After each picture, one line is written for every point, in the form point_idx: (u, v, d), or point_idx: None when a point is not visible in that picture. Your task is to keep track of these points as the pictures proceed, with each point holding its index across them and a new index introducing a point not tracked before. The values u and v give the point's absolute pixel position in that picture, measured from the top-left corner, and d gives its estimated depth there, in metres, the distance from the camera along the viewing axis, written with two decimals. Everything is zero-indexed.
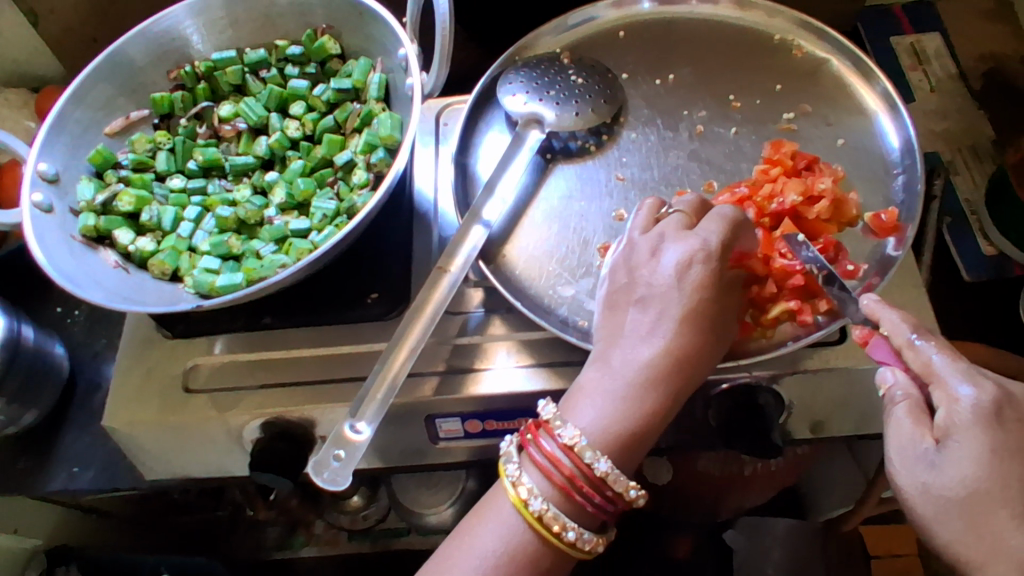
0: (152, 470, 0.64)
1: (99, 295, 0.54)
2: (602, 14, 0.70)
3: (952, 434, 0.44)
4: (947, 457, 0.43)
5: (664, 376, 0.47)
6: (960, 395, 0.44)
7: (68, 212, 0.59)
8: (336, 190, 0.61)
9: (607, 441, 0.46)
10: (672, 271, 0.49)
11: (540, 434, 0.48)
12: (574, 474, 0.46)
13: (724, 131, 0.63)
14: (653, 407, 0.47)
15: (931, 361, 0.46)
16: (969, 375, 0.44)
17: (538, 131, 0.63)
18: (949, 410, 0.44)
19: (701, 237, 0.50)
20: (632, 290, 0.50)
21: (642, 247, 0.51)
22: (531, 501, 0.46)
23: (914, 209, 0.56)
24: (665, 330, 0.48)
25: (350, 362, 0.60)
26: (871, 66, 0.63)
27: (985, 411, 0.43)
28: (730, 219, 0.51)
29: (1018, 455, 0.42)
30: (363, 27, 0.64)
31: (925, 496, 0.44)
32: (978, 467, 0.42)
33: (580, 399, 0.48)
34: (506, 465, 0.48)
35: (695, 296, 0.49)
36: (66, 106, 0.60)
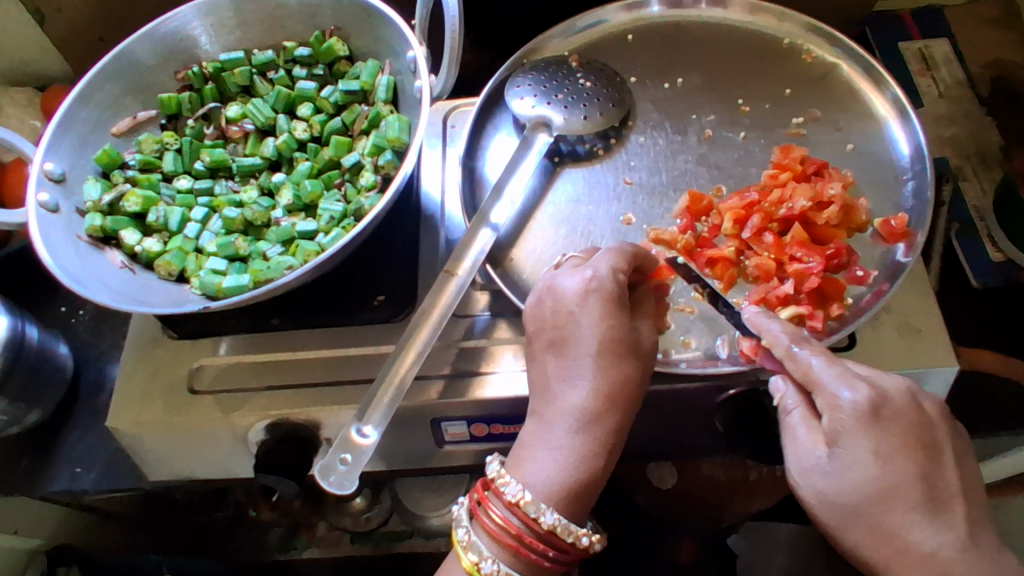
0: (155, 470, 0.64)
1: (105, 295, 0.53)
2: (612, 17, 0.70)
3: (840, 441, 0.46)
4: (837, 464, 0.47)
5: (598, 416, 0.49)
6: (842, 400, 0.46)
7: (74, 212, 0.59)
8: (343, 192, 0.61)
9: (551, 492, 0.48)
10: (576, 304, 0.51)
11: (485, 498, 0.49)
12: (522, 532, 0.48)
13: (733, 135, 0.63)
14: (595, 450, 0.49)
15: (811, 368, 0.48)
16: (846, 378, 0.47)
17: (546, 135, 0.63)
18: (834, 416, 0.46)
19: (590, 268, 0.52)
20: (544, 334, 0.52)
21: (539, 290, 0.53)
22: (483, 566, 0.48)
23: (924, 216, 0.56)
24: (586, 369, 0.50)
25: (357, 364, 0.60)
26: (882, 72, 0.63)
27: (864, 414, 0.46)
28: (618, 250, 0.53)
29: (898, 452, 0.45)
30: (371, 28, 0.64)
31: (825, 504, 0.48)
32: (871, 473, 0.45)
33: (525, 455, 0.49)
34: (458, 531, 0.50)
35: (603, 327, 0.50)
36: (73, 105, 0.60)
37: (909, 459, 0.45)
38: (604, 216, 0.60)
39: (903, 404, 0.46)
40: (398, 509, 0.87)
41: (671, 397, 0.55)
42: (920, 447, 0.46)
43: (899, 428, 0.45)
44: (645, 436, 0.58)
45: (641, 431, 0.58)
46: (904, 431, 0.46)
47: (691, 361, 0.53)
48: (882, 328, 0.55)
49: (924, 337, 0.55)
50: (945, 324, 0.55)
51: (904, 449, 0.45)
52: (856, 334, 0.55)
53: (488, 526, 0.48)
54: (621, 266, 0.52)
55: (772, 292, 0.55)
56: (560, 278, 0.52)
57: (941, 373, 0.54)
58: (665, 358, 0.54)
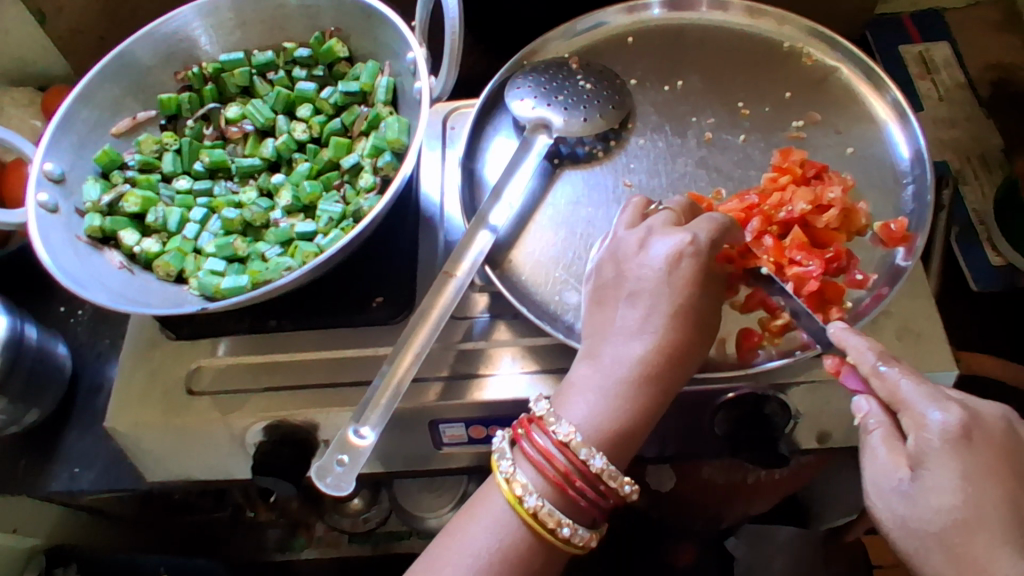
0: (153, 471, 0.64)
1: (103, 296, 0.53)
2: (613, 20, 0.70)
3: (924, 464, 0.44)
4: (920, 487, 0.44)
5: (656, 374, 0.48)
6: (930, 420, 0.44)
7: (73, 212, 0.59)
8: (342, 193, 0.61)
9: (598, 436, 0.48)
10: (661, 264, 0.51)
11: (531, 431, 0.48)
12: (569, 469, 0.47)
13: (733, 138, 0.63)
14: (644, 407, 0.48)
15: (898, 387, 0.45)
16: (937, 399, 0.44)
17: (546, 136, 0.63)
18: (921, 437, 0.44)
19: (690, 232, 0.52)
20: (622, 287, 0.52)
21: (628, 242, 0.53)
22: (526, 497, 0.46)
23: (923, 219, 0.56)
24: (654, 328, 0.50)
25: (356, 366, 0.60)
26: (882, 76, 0.63)
27: (954, 436, 0.43)
28: (719, 221, 0.53)
29: (988, 477, 0.43)
30: (371, 30, 0.63)
31: (904, 530, 0.45)
32: (956, 500, 0.43)
33: (571, 395, 0.49)
34: (500, 463, 0.48)
35: (686, 291, 0.50)
36: (73, 105, 0.60)
37: (997, 486, 0.42)
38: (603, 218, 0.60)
39: (998, 430, 0.44)
40: (396, 511, 0.86)
41: (670, 400, 0.55)
42: (1012, 477, 0.43)
43: (991, 452, 0.43)
44: (647, 439, 0.58)
45: None
46: (996, 457, 0.43)
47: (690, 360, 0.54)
48: (882, 332, 0.55)
49: (924, 341, 0.55)
50: (945, 328, 0.55)
51: (993, 475, 0.43)
52: None
53: (533, 455, 0.48)
54: (718, 238, 0.52)
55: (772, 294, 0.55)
56: (654, 237, 0.53)
57: (941, 377, 0.53)
58: None
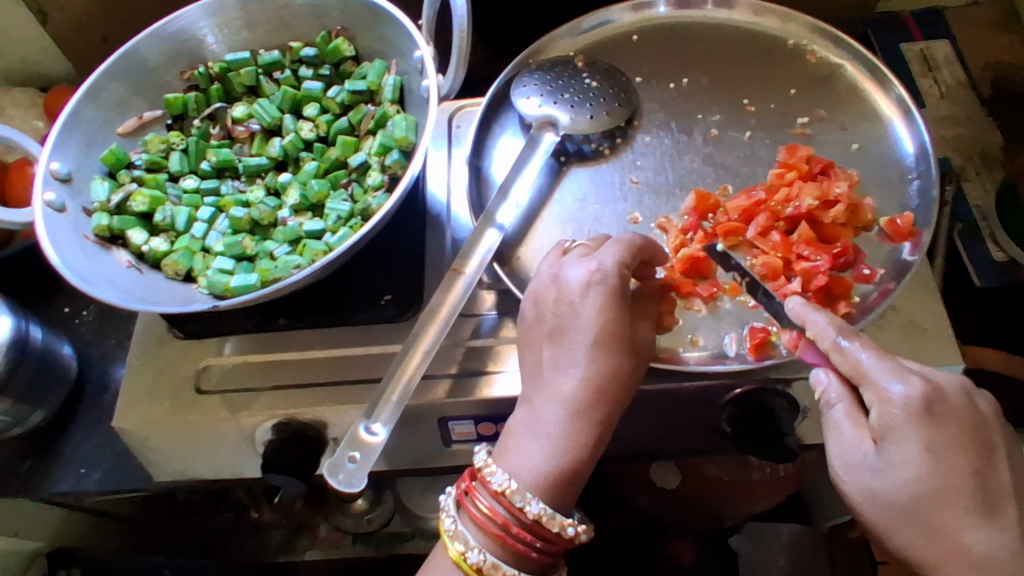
0: (161, 470, 0.64)
1: (112, 295, 0.53)
2: (619, 18, 0.70)
3: (889, 436, 0.46)
4: (887, 460, 0.46)
5: (586, 407, 0.49)
6: (893, 394, 0.46)
7: (81, 211, 0.59)
8: (350, 192, 0.61)
9: (537, 482, 0.48)
10: (575, 294, 0.51)
11: (472, 488, 0.49)
12: (508, 520, 0.48)
13: (739, 135, 0.63)
14: (582, 441, 0.49)
15: (860, 362, 0.48)
16: (897, 373, 0.46)
17: (552, 134, 0.63)
18: (884, 410, 0.46)
19: (596, 260, 0.51)
20: (545, 321, 0.52)
21: (545, 277, 0.53)
22: (469, 555, 0.48)
23: (929, 215, 0.56)
24: (579, 360, 0.50)
25: (365, 364, 0.60)
26: (886, 73, 0.64)
27: (916, 409, 0.45)
28: (627, 243, 0.52)
29: (953, 448, 0.45)
30: (378, 29, 0.64)
31: (873, 501, 0.47)
32: (921, 470, 0.45)
33: (510, 443, 0.50)
34: (444, 522, 0.50)
35: (601, 320, 0.50)
36: (80, 105, 0.60)
37: (959, 457, 0.44)
38: (611, 215, 0.61)
39: (959, 402, 0.46)
40: (401, 511, 0.87)
41: (679, 396, 0.55)
42: (974, 446, 0.45)
43: (954, 423, 0.45)
44: (654, 435, 0.58)
45: (649, 429, 0.58)
46: (959, 428, 0.45)
47: (700, 358, 0.54)
48: (888, 327, 0.55)
49: (930, 336, 0.55)
50: (950, 323, 0.56)
51: (957, 446, 0.45)
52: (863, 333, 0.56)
53: (476, 515, 0.48)
54: (627, 261, 0.52)
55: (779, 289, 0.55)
56: (566, 268, 0.52)
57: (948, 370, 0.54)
58: (673, 355, 0.54)
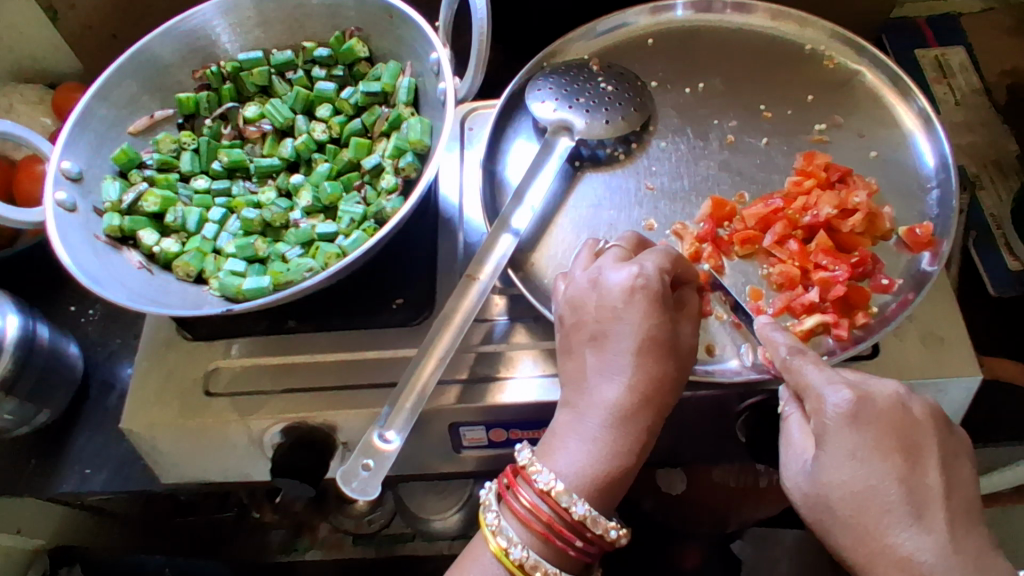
0: (168, 473, 0.63)
1: (121, 295, 0.53)
2: (636, 21, 0.70)
3: (822, 443, 0.46)
4: (820, 465, 0.46)
5: (632, 413, 0.48)
6: (826, 403, 0.45)
7: (92, 211, 0.58)
8: (363, 194, 0.61)
9: (583, 484, 0.48)
10: (618, 295, 0.51)
11: (515, 483, 0.49)
12: (553, 518, 0.48)
13: (755, 141, 0.63)
14: (627, 446, 0.48)
15: (803, 375, 0.47)
16: (833, 382, 0.46)
17: (568, 138, 0.63)
18: (819, 419, 0.46)
19: (637, 265, 0.51)
20: (584, 328, 0.51)
21: (583, 283, 0.52)
22: (512, 550, 0.47)
23: (949, 224, 0.55)
24: (624, 365, 0.49)
25: (376, 368, 0.59)
26: (907, 81, 0.63)
27: (844, 416, 0.45)
28: (670, 254, 0.53)
29: (876, 453, 0.44)
30: (393, 29, 0.63)
31: (808, 503, 0.48)
32: (848, 474, 0.45)
33: (555, 444, 0.49)
34: (486, 515, 0.49)
35: (645, 325, 0.50)
36: (92, 102, 0.59)
37: (885, 462, 0.44)
38: (626, 221, 0.60)
39: (887, 407, 0.45)
40: (401, 512, 0.85)
41: (692, 404, 0.54)
42: (898, 450, 0.44)
43: (876, 429, 0.44)
44: (665, 442, 0.58)
45: (660, 437, 0.57)
46: (884, 433, 0.44)
47: (711, 366, 0.53)
48: (905, 337, 0.55)
49: (948, 347, 0.55)
50: (968, 332, 0.55)
51: (880, 451, 0.44)
52: (880, 343, 0.55)
53: (520, 511, 0.48)
54: (667, 268, 0.52)
55: (794, 298, 0.55)
56: (606, 273, 0.52)
57: (965, 382, 0.54)
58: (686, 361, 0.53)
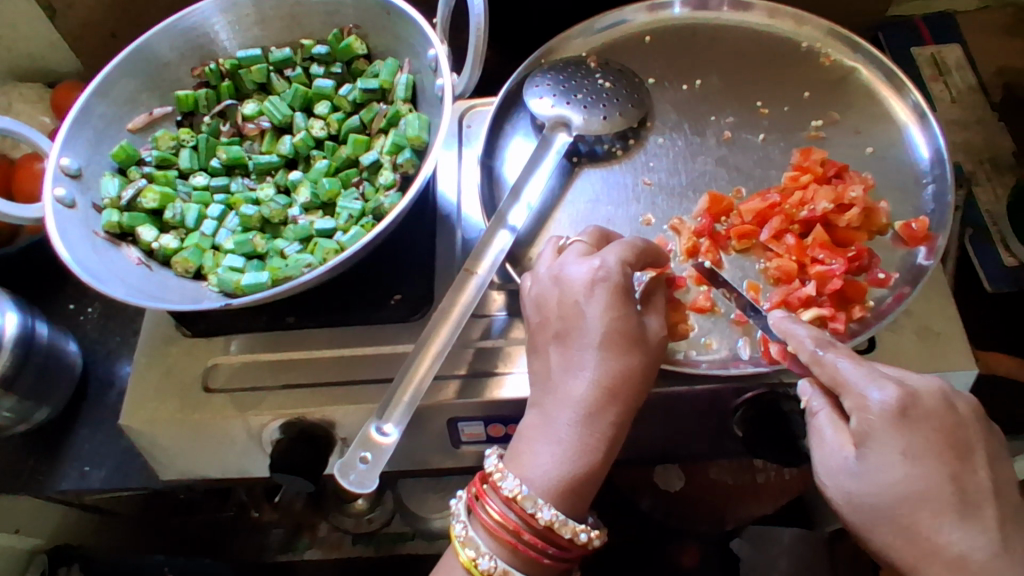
0: (167, 469, 0.64)
1: (120, 290, 0.53)
2: (632, 18, 0.70)
3: (867, 442, 0.46)
4: (866, 466, 0.46)
5: (598, 410, 0.49)
6: (871, 401, 0.46)
7: (91, 207, 0.58)
8: (361, 190, 0.61)
9: (550, 487, 0.48)
10: (582, 290, 0.51)
11: (482, 493, 0.50)
12: (520, 527, 0.48)
13: (752, 138, 0.63)
14: (594, 444, 0.48)
15: (838, 371, 0.47)
16: (875, 379, 0.46)
17: (565, 134, 0.63)
18: (862, 417, 0.46)
19: (598, 258, 0.51)
20: (549, 325, 0.52)
21: (548, 281, 0.53)
22: (480, 561, 0.48)
23: (945, 219, 0.56)
24: (589, 362, 0.49)
25: (374, 364, 0.59)
26: (902, 77, 0.63)
27: (892, 414, 0.45)
28: (631, 245, 0.53)
29: (929, 452, 0.45)
30: (391, 27, 0.63)
31: (852, 505, 0.48)
32: (902, 475, 0.45)
33: (523, 448, 0.50)
34: (456, 526, 0.50)
35: (608, 320, 0.50)
36: (91, 99, 0.60)
37: (938, 461, 0.44)
38: (623, 217, 0.60)
39: (933, 405, 0.45)
40: (401, 510, 0.86)
41: (691, 399, 0.54)
42: (949, 447, 0.45)
43: (926, 428, 0.45)
44: (663, 438, 0.58)
45: (658, 432, 0.57)
46: (933, 430, 0.45)
47: (710, 362, 0.53)
48: (901, 331, 0.55)
49: (944, 341, 0.55)
50: (963, 327, 0.56)
51: (931, 450, 0.45)
52: (877, 337, 0.55)
53: (486, 522, 0.49)
54: (629, 260, 0.52)
55: (792, 291, 0.55)
56: (569, 268, 0.52)
57: (961, 376, 0.54)
58: (685, 357, 0.54)
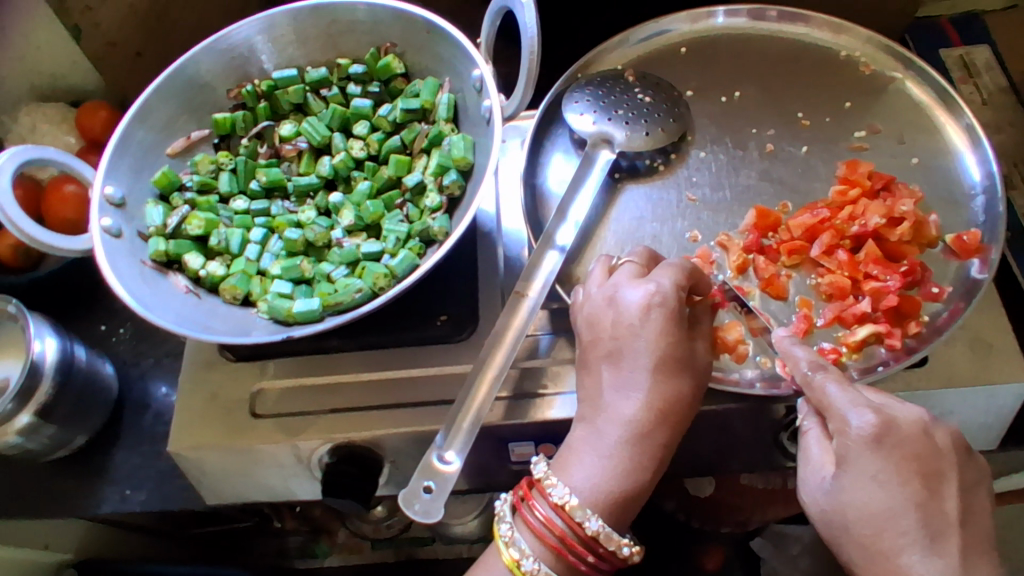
0: (211, 494, 0.63)
1: (169, 319, 0.53)
2: (676, 27, 0.70)
3: (844, 464, 0.46)
4: (840, 485, 0.47)
5: (649, 430, 0.49)
6: (850, 425, 0.46)
7: (136, 236, 0.58)
8: (405, 212, 0.60)
9: (597, 498, 0.48)
10: (636, 312, 0.51)
11: (530, 496, 0.49)
12: (565, 533, 0.48)
13: (795, 150, 0.63)
14: (642, 463, 0.49)
15: (826, 394, 0.47)
16: (857, 404, 0.46)
17: (608, 151, 0.63)
18: (841, 440, 0.46)
19: (653, 281, 0.51)
20: (600, 344, 0.52)
21: (600, 301, 0.53)
22: (524, 562, 0.48)
23: (996, 231, 0.56)
24: (640, 382, 0.50)
25: (423, 386, 0.59)
26: (957, 99, 0.62)
27: (867, 440, 0.45)
28: (682, 266, 0.52)
29: (898, 479, 0.45)
30: (431, 45, 0.63)
31: (825, 520, 0.48)
32: (869, 496, 0.45)
33: (571, 458, 0.50)
34: (500, 526, 0.50)
35: (663, 342, 0.50)
36: (130, 125, 0.59)
37: (906, 487, 0.45)
38: (669, 233, 0.60)
39: (910, 433, 0.45)
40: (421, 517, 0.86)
41: (744, 416, 0.54)
42: (921, 475, 0.45)
43: (900, 456, 0.45)
44: (709, 453, 0.58)
45: (704, 448, 0.58)
46: (906, 459, 0.45)
47: (764, 381, 0.53)
48: (953, 344, 0.55)
49: (995, 352, 0.55)
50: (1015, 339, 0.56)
51: (902, 476, 0.45)
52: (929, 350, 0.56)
53: (533, 524, 0.49)
54: (682, 283, 0.52)
55: (846, 308, 0.55)
56: (623, 290, 0.52)
57: (1015, 389, 0.54)
58: (740, 377, 0.54)
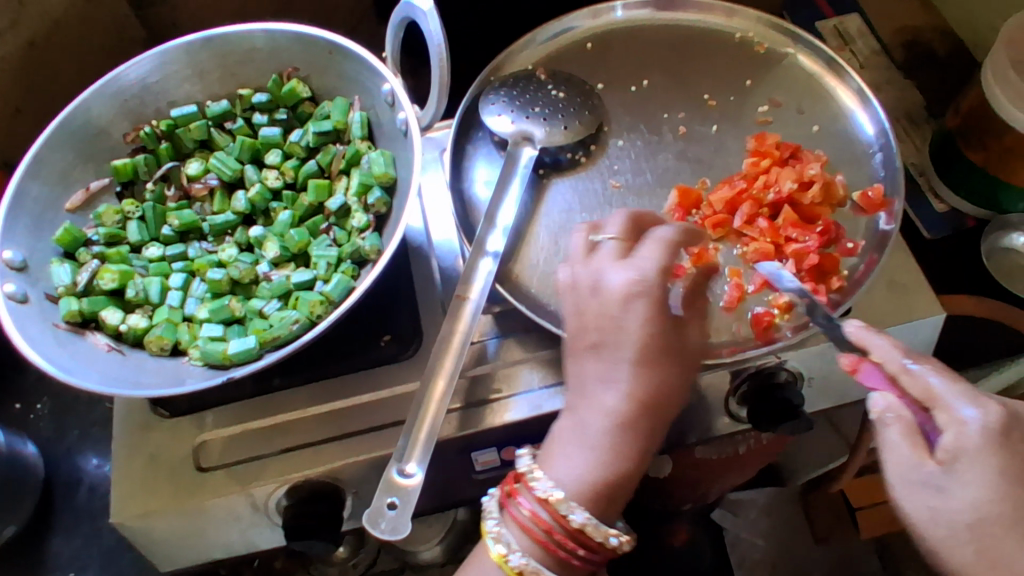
0: (165, 560, 0.60)
1: (94, 381, 0.49)
2: (579, 24, 0.71)
3: (962, 459, 0.38)
4: (949, 481, 0.38)
5: (632, 421, 0.48)
6: (968, 416, 0.38)
7: (45, 298, 0.54)
8: (332, 236, 0.59)
9: (582, 491, 0.48)
10: (619, 299, 0.50)
11: (515, 492, 0.49)
12: (552, 527, 0.48)
13: (706, 129, 0.65)
14: (626, 453, 0.48)
15: (931, 385, 0.40)
16: (975, 396, 0.39)
17: (530, 148, 0.63)
18: (959, 433, 0.38)
19: (636, 265, 0.50)
20: (587, 333, 0.51)
21: (585, 283, 0.51)
22: (512, 558, 0.48)
23: (897, 185, 0.60)
24: (623, 372, 0.49)
25: (374, 410, 0.58)
26: (842, 64, 0.66)
27: (995, 432, 0.38)
28: (670, 242, 0.51)
29: None
30: (333, 66, 0.61)
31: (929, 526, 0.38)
32: (994, 494, 0.37)
33: (556, 451, 0.49)
34: (488, 523, 0.49)
35: (647, 329, 0.50)
36: (22, 182, 0.55)
37: None
38: (599, 222, 0.61)
39: None
40: (387, 548, 0.84)
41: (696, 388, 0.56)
42: None
43: None
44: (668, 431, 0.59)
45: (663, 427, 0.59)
46: None
47: None
48: (875, 290, 0.59)
49: (911, 293, 0.59)
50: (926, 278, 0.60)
51: None
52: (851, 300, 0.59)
53: (520, 520, 0.48)
54: (668, 263, 0.51)
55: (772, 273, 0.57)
56: (606, 273, 0.51)
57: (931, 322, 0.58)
58: None
